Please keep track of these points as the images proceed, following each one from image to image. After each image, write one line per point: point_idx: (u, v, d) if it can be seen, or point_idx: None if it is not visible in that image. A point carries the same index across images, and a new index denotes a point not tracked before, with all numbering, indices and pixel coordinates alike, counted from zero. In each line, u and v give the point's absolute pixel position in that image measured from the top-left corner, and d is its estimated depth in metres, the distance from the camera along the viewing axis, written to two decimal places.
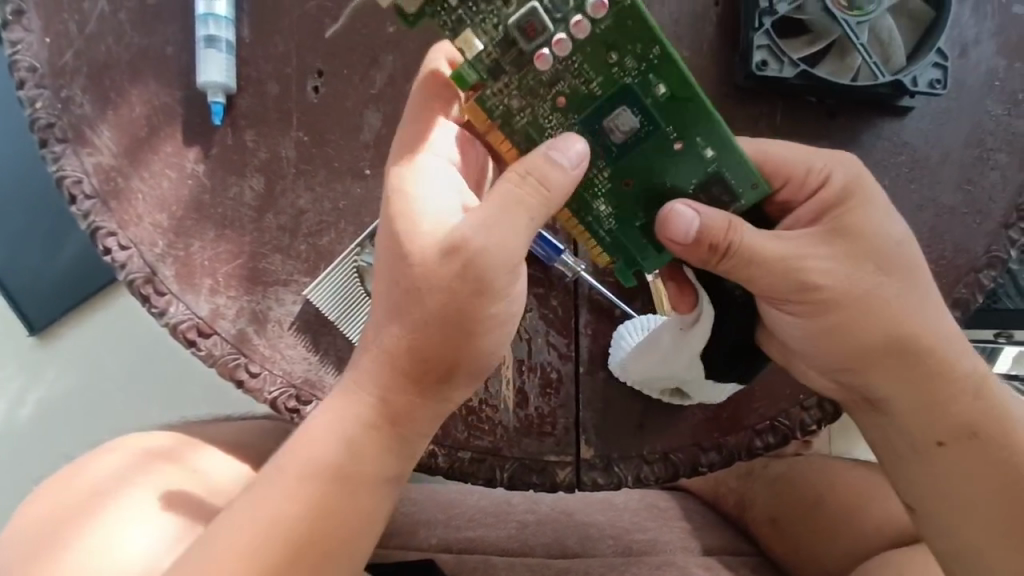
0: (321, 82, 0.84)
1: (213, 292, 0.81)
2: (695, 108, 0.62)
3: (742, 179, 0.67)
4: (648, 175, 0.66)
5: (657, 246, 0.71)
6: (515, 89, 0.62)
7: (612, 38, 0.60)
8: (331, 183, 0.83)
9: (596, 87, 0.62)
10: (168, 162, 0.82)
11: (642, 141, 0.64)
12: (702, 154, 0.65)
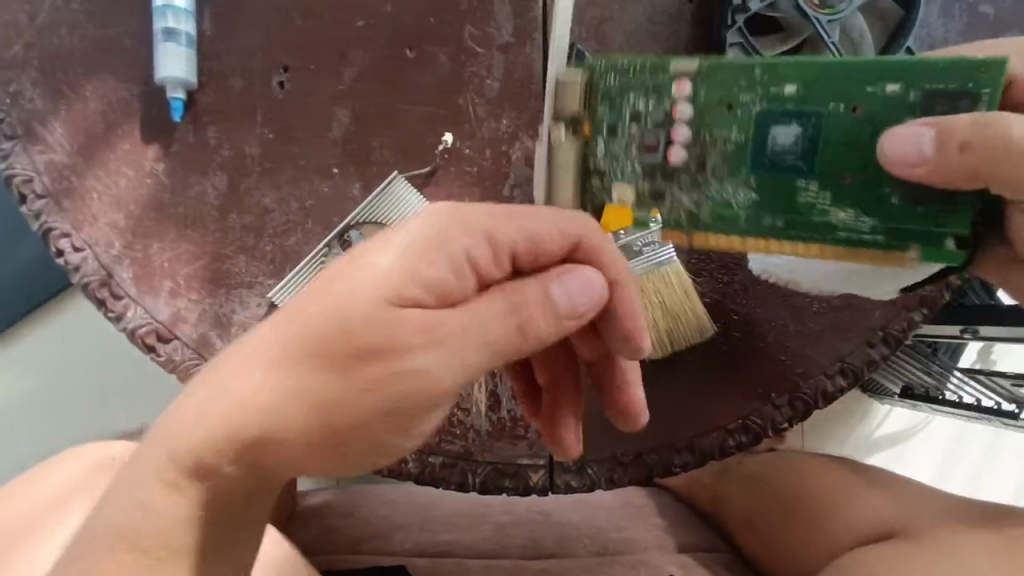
0: (286, 77, 0.81)
1: (173, 295, 0.78)
2: (845, 84, 0.60)
3: (950, 78, 0.58)
4: (865, 163, 0.61)
5: (948, 207, 0.59)
6: (693, 193, 0.67)
7: (714, 96, 0.64)
8: (298, 182, 0.81)
9: (735, 139, 0.64)
10: (125, 160, 0.78)
11: (819, 134, 0.62)
12: (891, 93, 0.59)
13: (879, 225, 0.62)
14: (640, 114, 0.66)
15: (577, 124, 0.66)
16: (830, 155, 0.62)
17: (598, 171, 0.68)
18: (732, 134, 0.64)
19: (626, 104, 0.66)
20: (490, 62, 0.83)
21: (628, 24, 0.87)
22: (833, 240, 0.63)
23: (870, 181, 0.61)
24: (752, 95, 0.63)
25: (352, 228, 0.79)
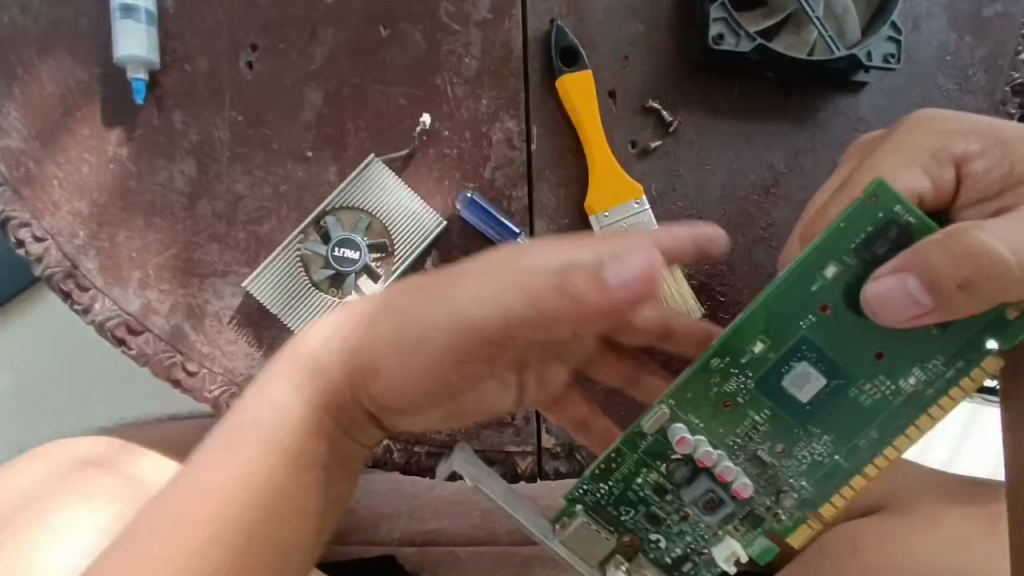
0: (255, 56, 0.78)
1: (143, 286, 0.75)
2: (786, 307, 0.59)
3: (875, 222, 0.55)
4: (876, 337, 0.58)
5: (974, 317, 0.56)
6: (795, 486, 0.63)
7: (720, 434, 0.62)
8: (270, 166, 0.78)
9: (764, 420, 0.61)
10: (86, 145, 0.75)
11: (825, 352, 0.59)
12: (842, 271, 0.57)
13: (946, 359, 0.57)
14: (689, 534, 0.65)
15: (609, 509, 0.66)
16: (844, 370, 0.59)
17: (656, 533, 0.66)
18: (766, 423, 0.61)
19: (663, 529, 0.66)
20: (467, 40, 0.81)
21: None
22: (931, 404, 0.59)
23: (891, 346, 0.58)
24: (755, 407, 0.61)
25: (328, 214, 0.77)
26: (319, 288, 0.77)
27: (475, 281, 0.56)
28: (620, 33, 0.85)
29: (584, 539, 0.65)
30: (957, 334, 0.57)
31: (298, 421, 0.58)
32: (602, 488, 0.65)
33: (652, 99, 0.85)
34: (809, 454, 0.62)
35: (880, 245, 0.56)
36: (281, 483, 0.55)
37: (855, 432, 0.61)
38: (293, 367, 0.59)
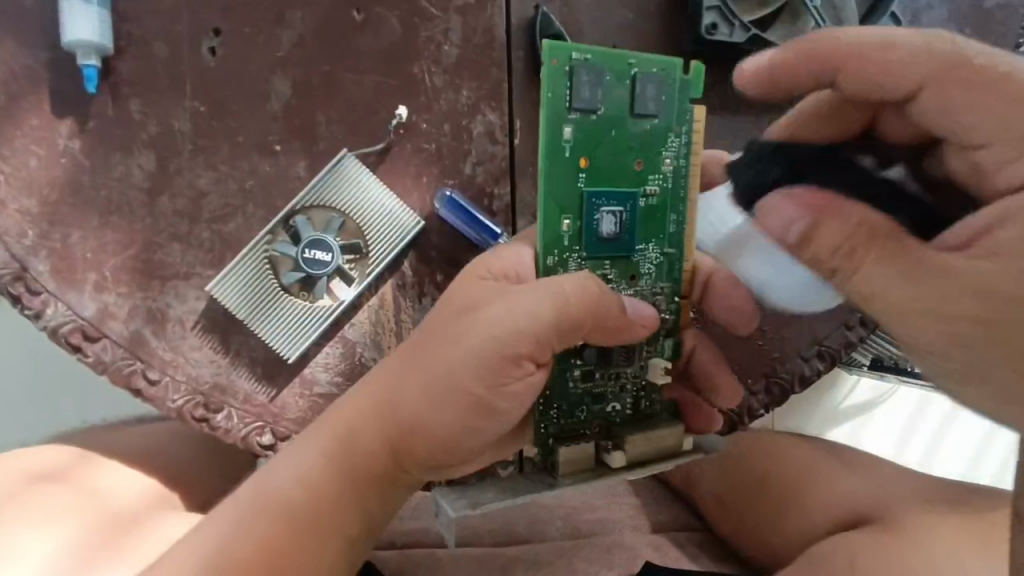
0: (218, 42, 0.73)
1: (99, 289, 0.70)
2: (555, 179, 0.60)
3: (558, 76, 0.58)
4: (629, 148, 0.62)
5: (664, 66, 0.61)
6: (661, 294, 0.66)
7: None
8: (236, 161, 0.73)
9: (605, 268, 0.64)
10: (34, 137, 0.69)
11: (605, 184, 0.62)
12: (569, 122, 0.59)
13: (679, 125, 0.63)
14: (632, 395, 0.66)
15: (573, 422, 0.64)
16: (629, 188, 0.63)
17: (609, 403, 0.65)
18: (611, 266, 0.64)
19: (612, 416, 0.65)
20: (446, 26, 0.76)
21: None
22: (689, 168, 0.65)
23: (646, 146, 0.63)
24: (596, 265, 0.63)
25: (298, 212, 0.73)
26: (289, 292, 0.73)
27: (505, 311, 0.56)
28: (608, 21, 0.80)
29: (574, 461, 0.61)
30: (671, 107, 0.63)
31: (325, 477, 0.59)
32: (552, 416, 0.63)
33: None
34: (653, 260, 0.66)
35: (583, 89, 0.58)
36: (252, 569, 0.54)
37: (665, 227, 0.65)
38: (326, 429, 0.61)
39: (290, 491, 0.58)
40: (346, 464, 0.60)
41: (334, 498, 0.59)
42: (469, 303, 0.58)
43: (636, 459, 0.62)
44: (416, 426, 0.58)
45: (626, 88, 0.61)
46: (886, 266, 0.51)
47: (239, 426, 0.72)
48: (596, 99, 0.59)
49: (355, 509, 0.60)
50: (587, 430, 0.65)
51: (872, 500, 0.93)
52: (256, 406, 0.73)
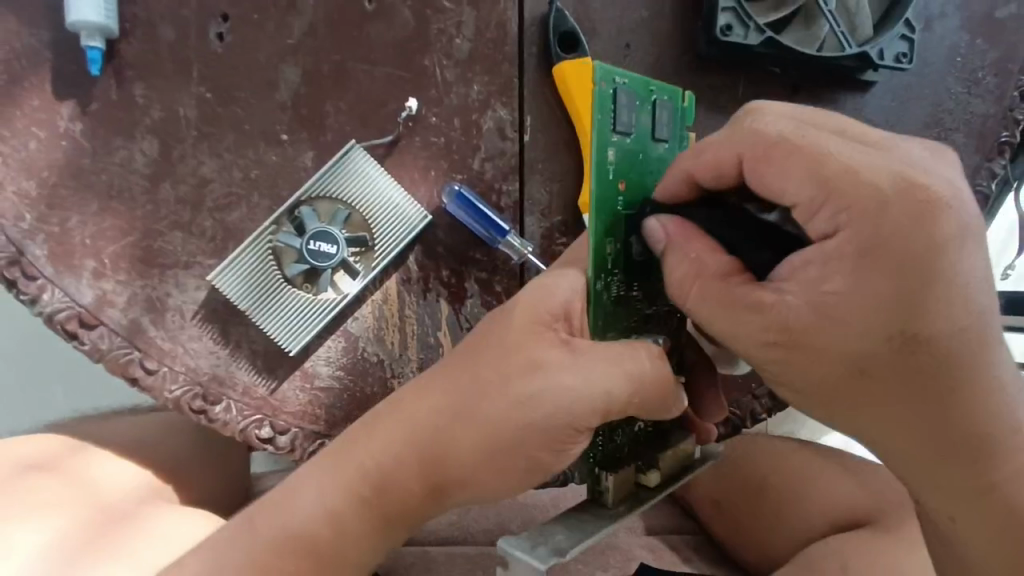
0: (226, 28, 0.71)
1: (97, 276, 0.69)
2: (603, 202, 0.56)
3: (605, 99, 0.55)
4: (651, 170, 0.61)
5: (675, 95, 0.63)
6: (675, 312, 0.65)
7: (612, 320, 0.60)
8: (241, 149, 0.71)
9: (635, 290, 0.61)
10: (35, 119, 0.67)
11: (634, 205, 0.60)
12: (613, 144, 0.57)
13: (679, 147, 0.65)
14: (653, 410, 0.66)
15: (612, 447, 0.63)
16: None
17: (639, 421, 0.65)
18: (638, 288, 0.61)
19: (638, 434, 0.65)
20: (459, 18, 0.75)
21: None
22: None
23: (662, 167, 0.63)
24: (628, 290, 0.60)
25: (304, 204, 0.72)
26: (293, 284, 0.72)
27: (579, 380, 0.53)
28: (622, 18, 0.79)
29: (621, 485, 0.60)
30: (676, 132, 0.64)
31: (353, 507, 0.60)
32: (598, 442, 0.62)
33: None
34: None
35: (623, 113, 0.57)
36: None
37: None
38: (333, 457, 0.62)
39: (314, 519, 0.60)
40: (381, 497, 0.60)
41: (361, 527, 0.61)
42: (536, 360, 0.55)
43: (668, 477, 0.63)
44: (467, 479, 0.58)
45: (651, 113, 0.60)
46: (714, 302, 0.54)
47: (237, 419, 0.71)
48: (632, 122, 0.58)
49: (381, 534, 0.62)
50: (622, 454, 0.63)
51: (871, 506, 0.95)
52: (255, 399, 0.71)
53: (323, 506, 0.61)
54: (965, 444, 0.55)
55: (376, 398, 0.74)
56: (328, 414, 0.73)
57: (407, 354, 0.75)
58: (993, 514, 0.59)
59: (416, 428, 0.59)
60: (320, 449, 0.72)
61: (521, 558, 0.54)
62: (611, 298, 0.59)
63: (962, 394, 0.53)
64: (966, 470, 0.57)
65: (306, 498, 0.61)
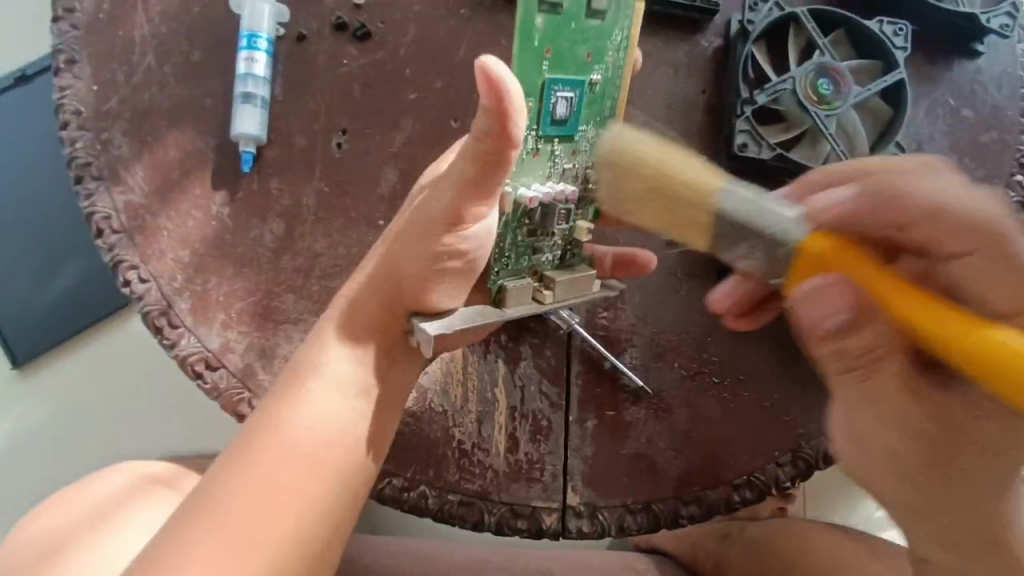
0: (345, 139, 0.91)
1: (225, 326, 0.85)
2: (527, 77, 0.73)
3: (544, 21, 0.72)
4: (559, 24, 0.73)
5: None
6: (529, 226, 0.76)
7: (586, 65, 0.76)
8: (347, 231, 0.89)
9: (591, 32, 0.75)
10: (195, 203, 0.87)
11: (559, 19, 0.73)
12: (580, 49, 0.75)
13: (616, 33, 0.77)
14: (528, 267, 0.78)
15: (517, 267, 0.78)
16: (576, 73, 0.75)
17: (530, 221, 0.76)
18: (558, 142, 0.77)
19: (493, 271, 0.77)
20: None
21: (648, 109, 0.98)
22: (610, 42, 0.77)
23: (583, 71, 0.76)
24: (581, 46, 0.75)
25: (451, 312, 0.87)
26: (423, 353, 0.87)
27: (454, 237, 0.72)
28: (657, 137, 0.97)
29: (518, 294, 0.75)
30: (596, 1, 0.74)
31: (357, 432, 0.72)
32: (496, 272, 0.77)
33: None
34: (587, 141, 0.79)
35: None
36: (296, 500, 0.66)
37: (605, 44, 0.77)
38: (300, 376, 0.73)
39: (309, 445, 0.69)
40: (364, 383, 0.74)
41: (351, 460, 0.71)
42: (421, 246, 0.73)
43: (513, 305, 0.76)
44: (346, 327, 0.75)
45: (540, 48, 0.73)
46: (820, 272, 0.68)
47: None
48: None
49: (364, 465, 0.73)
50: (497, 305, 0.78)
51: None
52: None
53: (313, 431, 0.70)
54: (913, 456, 0.64)
55: (438, 442, 0.86)
56: (397, 452, 0.85)
57: (467, 406, 0.87)
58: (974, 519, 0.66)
59: (384, 282, 0.74)
60: (388, 485, 0.84)
61: (420, 339, 0.73)
62: (527, 150, 0.76)
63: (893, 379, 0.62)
64: (931, 451, 0.64)
65: (304, 437, 0.69)
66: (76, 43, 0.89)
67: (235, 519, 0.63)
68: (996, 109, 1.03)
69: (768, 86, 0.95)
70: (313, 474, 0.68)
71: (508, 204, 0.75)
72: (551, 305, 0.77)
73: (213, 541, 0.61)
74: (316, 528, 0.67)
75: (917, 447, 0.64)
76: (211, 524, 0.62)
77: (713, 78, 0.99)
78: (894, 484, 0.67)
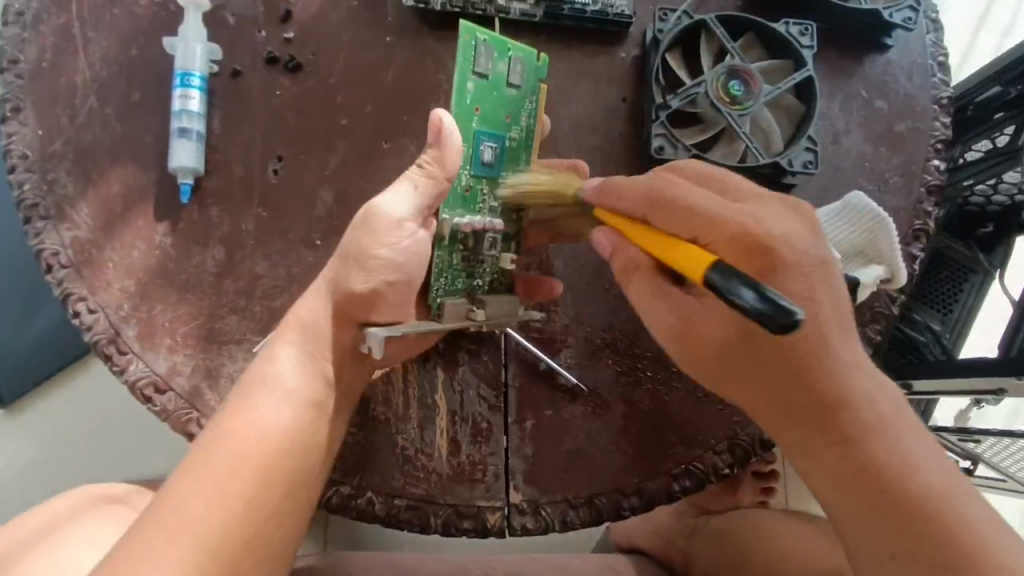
0: (281, 165, 0.96)
1: (171, 350, 0.88)
2: (461, 127, 0.81)
3: (474, 80, 0.81)
4: (488, 84, 0.82)
5: (513, 55, 0.83)
6: (466, 248, 0.84)
7: (509, 125, 0.85)
8: (286, 252, 0.93)
9: (515, 95, 0.84)
10: (139, 235, 0.91)
11: (487, 81, 0.82)
12: (506, 110, 0.84)
13: (538, 96, 0.86)
14: (464, 289, 0.86)
15: (453, 287, 0.85)
16: (500, 130, 0.84)
17: (465, 244, 0.84)
18: (486, 184, 0.85)
19: (434, 289, 0.84)
20: None
21: (570, 119, 1.03)
22: (532, 104, 0.86)
23: (508, 128, 0.85)
24: (507, 107, 0.84)
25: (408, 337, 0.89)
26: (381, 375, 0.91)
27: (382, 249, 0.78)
28: (581, 145, 1.02)
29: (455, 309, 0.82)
30: (520, 66, 0.84)
31: (302, 437, 0.75)
32: (436, 288, 0.84)
33: None
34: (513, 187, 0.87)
35: (482, 59, 0.81)
36: (238, 504, 0.69)
37: (528, 107, 0.86)
38: (249, 386, 0.76)
39: (256, 449, 0.72)
40: (311, 390, 0.78)
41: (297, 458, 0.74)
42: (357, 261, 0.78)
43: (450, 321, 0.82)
44: (287, 340, 0.79)
45: (471, 105, 0.81)
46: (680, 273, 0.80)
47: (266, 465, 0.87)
48: (488, 67, 0.81)
49: (307, 466, 0.75)
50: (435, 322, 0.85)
51: (828, 553, 1.04)
52: None
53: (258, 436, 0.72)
54: (803, 429, 0.72)
55: (382, 450, 0.89)
56: (342, 462, 0.89)
57: (409, 413, 0.90)
58: (872, 508, 0.67)
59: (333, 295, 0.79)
60: (335, 494, 0.87)
61: (372, 344, 0.75)
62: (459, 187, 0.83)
63: (792, 357, 0.70)
64: (814, 424, 0.71)
65: (250, 443, 0.72)
66: (21, 91, 0.94)
67: (177, 523, 0.66)
68: (908, 97, 1.07)
69: (682, 90, 0.99)
70: (256, 478, 0.70)
71: (446, 229, 0.82)
72: (481, 322, 0.82)
73: (156, 544, 0.64)
74: (257, 530, 0.69)
75: (789, 413, 0.72)
76: (154, 529, 0.65)
77: (633, 86, 1.04)
78: (801, 457, 0.73)
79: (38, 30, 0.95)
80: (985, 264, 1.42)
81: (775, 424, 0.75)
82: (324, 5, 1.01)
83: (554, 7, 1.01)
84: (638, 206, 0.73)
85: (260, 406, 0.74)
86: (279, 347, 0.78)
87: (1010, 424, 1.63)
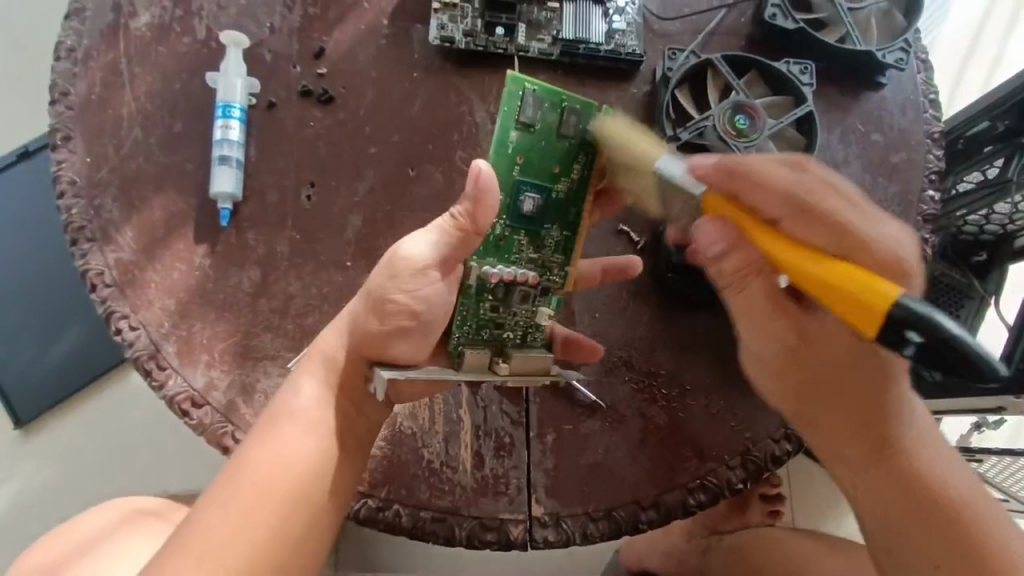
0: (313, 191, 1.02)
1: (208, 366, 0.93)
2: (504, 176, 0.85)
3: (519, 130, 0.84)
4: (532, 136, 0.85)
5: (560, 110, 0.84)
6: (494, 298, 0.86)
7: (552, 175, 0.86)
8: (318, 273, 0.98)
9: (561, 147, 0.85)
10: (179, 257, 0.96)
11: (532, 131, 0.85)
12: (550, 161, 0.86)
13: (586, 149, 0.86)
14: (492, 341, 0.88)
15: (478, 337, 0.87)
16: (543, 180, 0.86)
17: (491, 295, 0.86)
18: (524, 235, 0.88)
19: (460, 332, 0.87)
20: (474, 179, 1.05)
21: None
22: (578, 157, 0.86)
23: (550, 177, 0.86)
24: (553, 157, 0.85)
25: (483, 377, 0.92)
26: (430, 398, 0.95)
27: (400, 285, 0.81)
28: None
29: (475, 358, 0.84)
30: (568, 117, 0.84)
31: (319, 463, 0.79)
32: (461, 334, 0.87)
33: (621, 224, 1.06)
34: (553, 238, 0.89)
35: (529, 110, 0.83)
36: (261, 526, 0.73)
37: (571, 158, 0.86)
38: (272, 416, 0.80)
39: (276, 475, 0.75)
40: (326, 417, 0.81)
41: (318, 485, 0.78)
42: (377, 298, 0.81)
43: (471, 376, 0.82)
44: (307, 367, 0.83)
45: (513, 155, 0.85)
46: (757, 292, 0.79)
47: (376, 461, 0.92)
48: (536, 118, 0.84)
49: (326, 489, 0.78)
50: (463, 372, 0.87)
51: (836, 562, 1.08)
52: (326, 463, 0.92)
53: (278, 462, 0.76)
54: (851, 435, 0.81)
55: (409, 463, 0.93)
56: (371, 475, 0.92)
57: (434, 427, 0.94)
58: (906, 505, 0.79)
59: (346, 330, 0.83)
60: (364, 506, 0.90)
61: (378, 384, 0.78)
62: (494, 236, 0.87)
63: (854, 377, 0.80)
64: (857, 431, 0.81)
65: (274, 467, 0.76)
66: (71, 122, 1.00)
67: (207, 541, 0.70)
68: (902, 131, 1.14)
69: (691, 123, 1.06)
70: (278, 501, 0.74)
71: (473, 276, 0.85)
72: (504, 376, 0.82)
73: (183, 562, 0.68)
74: (279, 550, 0.73)
75: (848, 425, 0.81)
76: (185, 547, 0.70)
77: (644, 119, 1.11)
78: (845, 457, 0.83)
79: (89, 65, 1.02)
80: (980, 290, 1.47)
81: (821, 428, 0.84)
82: (355, 45, 1.08)
83: (569, 46, 1.08)
84: (783, 208, 0.71)
85: (281, 435, 0.78)
86: (301, 379, 0.83)
87: (1012, 444, 1.67)
